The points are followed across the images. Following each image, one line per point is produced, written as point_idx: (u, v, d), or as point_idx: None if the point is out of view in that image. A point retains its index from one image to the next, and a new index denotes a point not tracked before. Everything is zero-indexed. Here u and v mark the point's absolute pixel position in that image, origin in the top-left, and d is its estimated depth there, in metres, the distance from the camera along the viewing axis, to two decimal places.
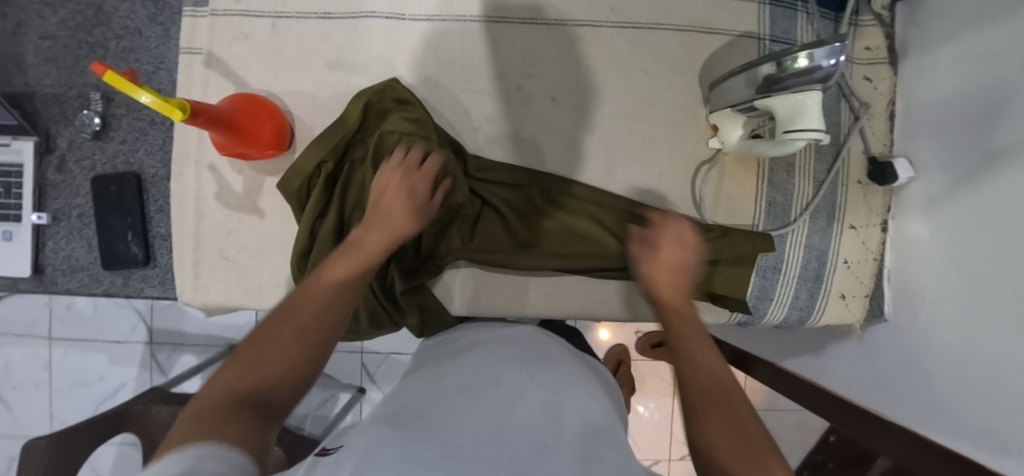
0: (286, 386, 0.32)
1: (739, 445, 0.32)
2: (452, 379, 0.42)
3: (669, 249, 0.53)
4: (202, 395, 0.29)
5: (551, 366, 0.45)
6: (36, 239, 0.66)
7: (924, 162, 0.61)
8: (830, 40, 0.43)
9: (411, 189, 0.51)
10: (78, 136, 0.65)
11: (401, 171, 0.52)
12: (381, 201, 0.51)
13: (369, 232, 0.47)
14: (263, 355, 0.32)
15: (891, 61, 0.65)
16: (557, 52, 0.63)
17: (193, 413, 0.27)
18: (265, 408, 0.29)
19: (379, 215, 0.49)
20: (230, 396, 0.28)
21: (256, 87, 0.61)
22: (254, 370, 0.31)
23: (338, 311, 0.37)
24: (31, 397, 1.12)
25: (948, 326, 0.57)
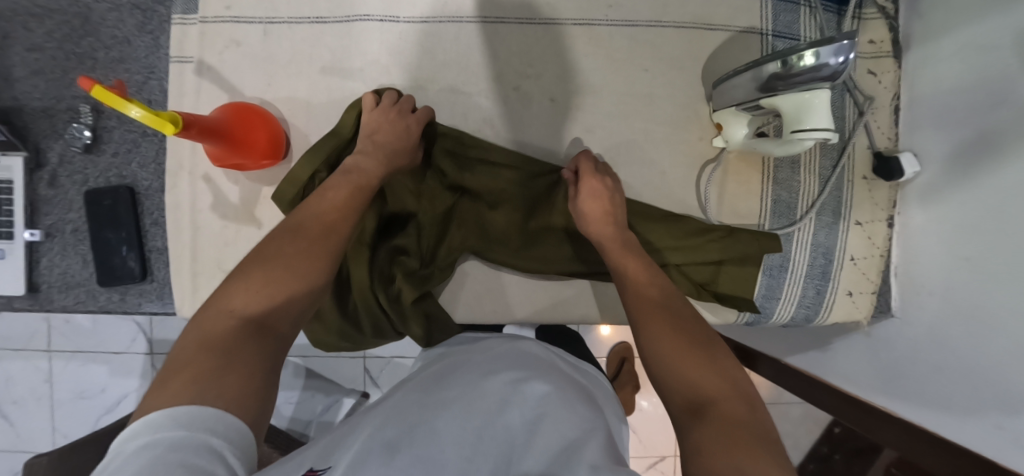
0: (280, 314, 0.39)
1: (683, 345, 0.39)
2: (448, 386, 0.40)
3: (587, 190, 0.54)
4: (206, 322, 0.36)
5: (531, 352, 0.48)
6: (29, 257, 0.60)
7: (930, 156, 0.60)
8: (837, 38, 0.42)
9: (405, 131, 0.55)
10: (70, 149, 0.60)
11: (393, 110, 0.56)
12: (373, 134, 0.54)
13: (363, 159, 0.52)
14: (256, 289, 0.39)
15: (894, 53, 0.64)
16: (555, 52, 0.61)
17: (199, 342, 0.34)
18: (259, 338, 0.36)
19: (376, 149, 0.53)
20: (230, 329, 0.35)
21: (249, 95, 0.60)
22: (252, 301, 0.38)
23: (322, 252, 0.44)
24: (33, 410, 1.11)
25: (956, 320, 0.56)
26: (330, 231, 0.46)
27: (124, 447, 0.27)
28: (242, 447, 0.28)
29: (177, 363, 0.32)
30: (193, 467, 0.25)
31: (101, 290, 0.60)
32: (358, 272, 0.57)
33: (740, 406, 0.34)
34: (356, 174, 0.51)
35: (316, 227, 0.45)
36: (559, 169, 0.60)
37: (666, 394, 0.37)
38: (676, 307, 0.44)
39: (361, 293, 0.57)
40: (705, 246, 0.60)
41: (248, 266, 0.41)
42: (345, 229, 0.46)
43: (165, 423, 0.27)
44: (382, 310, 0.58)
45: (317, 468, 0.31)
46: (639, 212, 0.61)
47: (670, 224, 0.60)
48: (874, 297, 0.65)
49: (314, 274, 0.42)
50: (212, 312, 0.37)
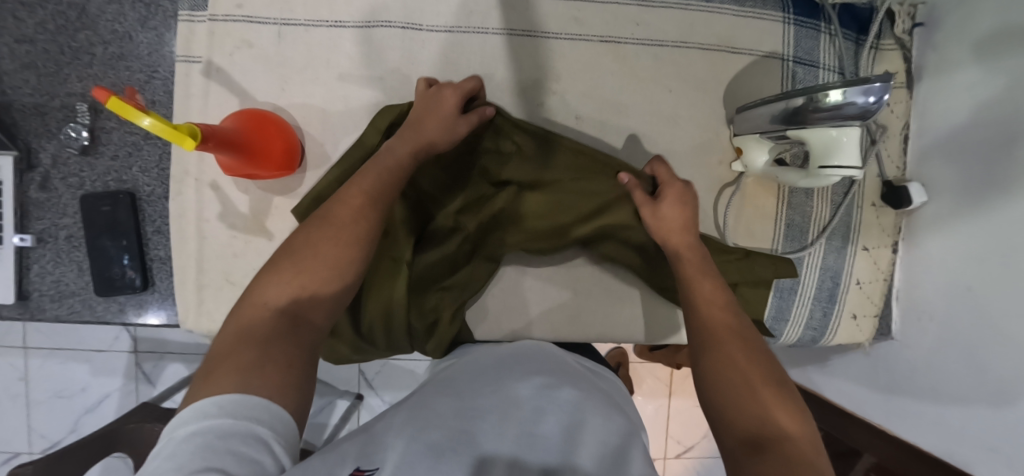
0: (313, 303, 0.39)
1: (751, 377, 0.40)
2: (478, 393, 0.38)
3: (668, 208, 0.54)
4: (242, 315, 0.38)
5: (555, 352, 0.48)
6: (19, 264, 0.56)
7: (937, 186, 0.62)
8: (867, 79, 0.42)
9: (441, 110, 0.51)
10: (65, 150, 0.56)
11: (431, 92, 0.53)
12: (410, 117, 0.51)
13: (398, 138, 0.50)
14: (288, 282, 0.39)
15: (907, 84, 0.66)
16: (581, 67, 0.61)
17: (239, 332, 0.36)
18: (293, 334, 0.37)
19: (413, 131, 0.49)
20: (264, 323, 0.37)
21: (262, 100, 0.57)
22: (285, 292, 0.39)
23: (349, 241, 0.42)
24: (7, 410, 1.06)
25: (954, 344, 0.59)
26: (359, 219, 0.43)
27: (174, 433, 0.29)
28: (284, 434, 0.31)
29: (219, 354, 0.35)
30: (241, 455, 0.27)
31: (98, 300, 0.57)
32: (389, 286, 0.54)
33: (799, 447, 0.34)
34: (386, 156, 0.48)
35: (347, 209, 0.44)
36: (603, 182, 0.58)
37: (719, 427, 0.38)
38: (740, 333, 0.44)
39: (390, 306, 0.55)
40: (724, 267, 0.61)
41: (281, 256, 0.41)
42: (373, 218, 0.44)
43: (214, 411, 0.29)
44: (407, 326, 0.56)
45: (363, 468, 0.29)
46: None
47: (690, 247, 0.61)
48: (877, 320, 0.67)
49: (343, 265, 0.41)
50: (250, 304, 0.38)
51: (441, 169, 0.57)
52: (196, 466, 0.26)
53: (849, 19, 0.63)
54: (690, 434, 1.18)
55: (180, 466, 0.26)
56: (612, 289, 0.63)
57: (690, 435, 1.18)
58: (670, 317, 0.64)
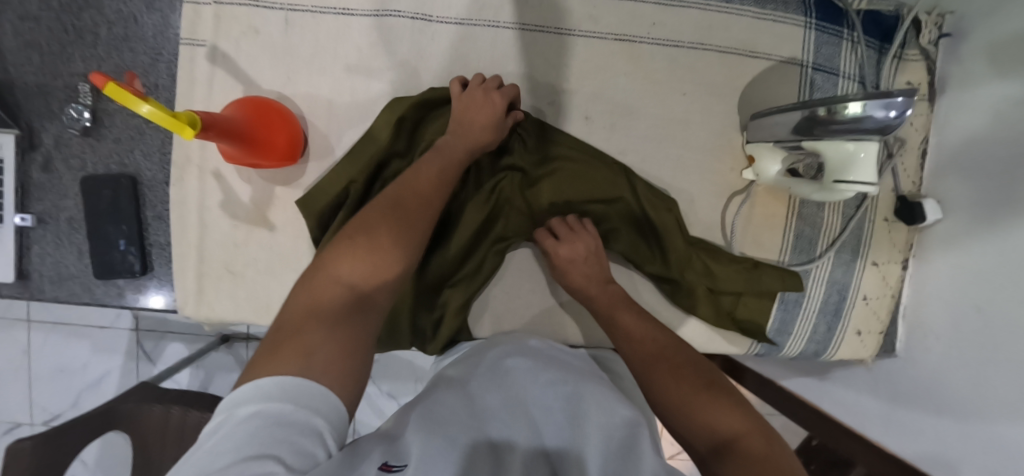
0: (379, 284, 0.40)
1: (698, 383, 0.41)
2: (481, 388, 0.39)
3: (567, 248, 0.54)
4: (314, 287, 0.38)
5: (582, 359, 0.48)
6: (21, 244, 0.56)
7: (953, 204, 0.60)
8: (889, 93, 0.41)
9: (492, 116, 0.51)
10: (67, 131, 0.55)
11: (480, 90, 0.52)
12: (462, 114, 0.51)
13: (455, 137, 0.50)
14: (361, 258, 0.40)
15: (929, 96, 0.64)
16: (593, 66, 0.59)
17: (310, 307, 0.36)
18: (363, 313, 0.37)
19: (463, 132, 0.50)
20: (333, 300, 0.37)
21: (266, 88, 0.56)
22: (359, 271, 0.39)
23: (413, 230, 0.43)
24: (9, 381, 1.07)
25: (959, 366, 0.58)
26: (423, 208, 0.45)
27: (235, 410, 0.29)
28: (338, 426, 0.30)
29: (289, 326, 0.35)
30: (298, 447, 0.27)
31: (98, 283, 0.57)
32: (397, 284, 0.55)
33: (762, 444, 0.35)
34: (445, 150, 0.49)
35: (413, 200, 0.45)
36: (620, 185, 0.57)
37: (685, 435, 0.39)
38: (676, 352, 0.45)
39: (398, 304, 0.55)
40: (731, 276, 0.60)
41: (352, 233, 0.42)
42: (434, 212, 0.46)
43: (276, 396, 0.29)
44: (412, 322, 0.57)
45: (391, 462, 0.30)
46: (673, 229, 0.58)
47: (697, 256, 0.59)
48: (881, 337, 0.66)
49: (407, 253, 0.42)
50: (321, 277, 0.39)
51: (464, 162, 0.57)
52: (255, 452, 0.25)
53: (873, 26, 0.61)
54: None
55: (239, 448, 0.26)
56: None
57: None
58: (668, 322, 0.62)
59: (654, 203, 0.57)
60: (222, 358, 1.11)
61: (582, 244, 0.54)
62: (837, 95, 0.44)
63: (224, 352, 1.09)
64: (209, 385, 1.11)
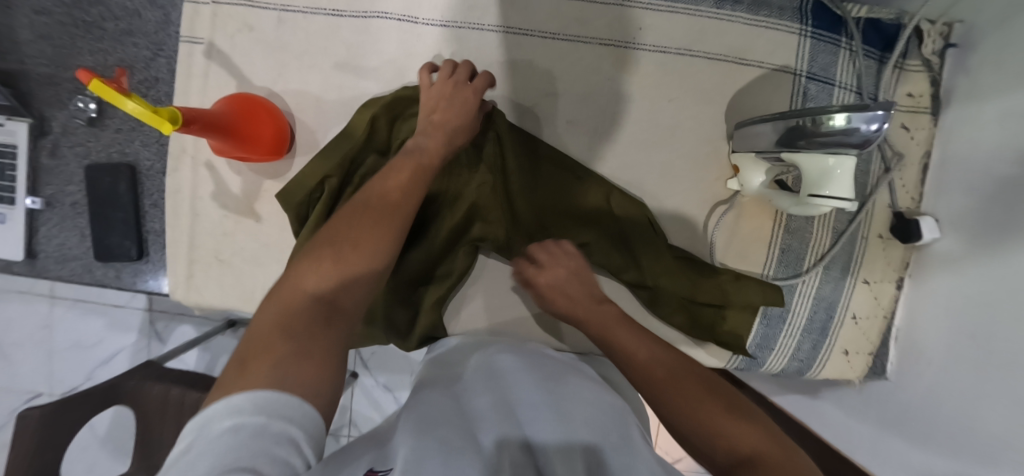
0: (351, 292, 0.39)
1: (709, 399, 0.37)
2: (472, 392, 0.39)
3: (546, 275, 0.52)
4: (282, 298, 0.37)
5: (558, 363, 0.47)
6: (30, 224, 0.60)
7: (952, 223, 0.57)
8: (872, 106, 0.39)
9: (464, 104, 0.52)
10: (74, 121, 0.59)
11: (449, 84, 0.53)
12: (433, 106, 0.52)
13: (426, 138, 0.50)
14: (331, 266, 0.39)
15: (933, 109, 0.61)
16: (577, 69, 0.59)
17: (278, 321, 0.35)
18: (333, 320, 0.37)
19: (437, 129, 0.51)
20: (303, 311, 0.36)
21: (258, 85, 0.58)
22: (327, 281, 0.38)
23: (383, 227, 0.43)
24: (32, 353, 1.14)
25: (952, 394, 0.55)
26: (393, 213, 0.44)
27: (209, 426, 0.27)
28: (315, 435, 0.29)
29: (258, 340, 0.34)
30: (275, 457, 0.25)
31: (97, 264, 0.60)
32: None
33: (789, 459, 0.31)
34: (419, 152, 0.49)
35: (381, 204, 0.44)
36: (592, 182, 0.58)
37: (704, 452, 0.35)
38: (680, 364, 0.41)
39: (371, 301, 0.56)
40: (711, 286, 0.58)
41: (320, 244, 0.41)
42: (409, 208, 0.45)
43: (249, 411, 0.28)
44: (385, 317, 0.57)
45: (376, 468, 0.27)
46: (649, 235, 0.57)
47: (677, 264, 0.58)
48: (870, 359, 0.64)
49: (378, 252, 0.41)
50: (288, 290, 0.38)
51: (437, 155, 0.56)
52: (230, 465, 0.24)
53: (871, 35, 0.59)
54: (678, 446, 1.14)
55: (216, 462, 0.24)
56: None
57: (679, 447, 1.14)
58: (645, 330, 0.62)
59: (628, 206, 0.57)
60: (228, 341, 1.15)
61: (560, 267, 0.52)
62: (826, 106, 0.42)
63: (230, 335, 1.14)
64: (213, 366, 1.16)
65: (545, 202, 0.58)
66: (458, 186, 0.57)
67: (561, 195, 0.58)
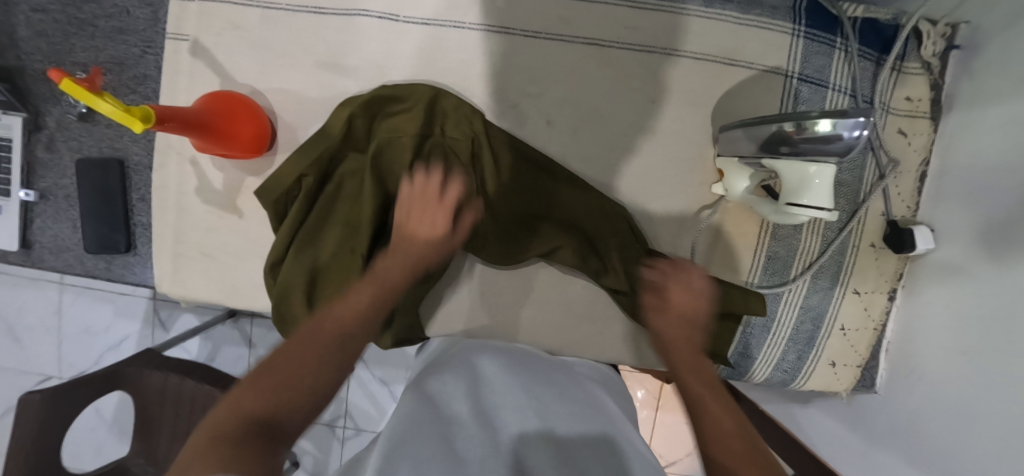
0: (292, 413, 0.33)
1: None
2: (447, 397, 0.43)
3: (683, 293, 0.52)
4: (210, 423, 0.30)
5: (555, 417, 0.41)
6: (25, 216, 0.62)
7: (948, 234, 0.55)
8: (855, 112, 0.37)
9: (435, 222, 0.52)
10: (67, 116, 0.60)
11: (424, 196, 0.53)
12: (405, 223, 0.52)
13: (392, 261, 0.50)
14: (269, 389, 0.34)
15: (933, 114, 0.58)
16: (560, 69, 0.58)
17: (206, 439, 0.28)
18: (272, 438, 0.30)
19: (407, 245, 0.51)
20: (238, 427, 0.29)
21: (241, 82, 0.58)
22: (266, 400, 0.33)
23: (329, 357, 0.39)
24: (43, 337, 1.18)
25: (941, 412, 0.53)
26: (347, 334, 0.42)
27: None
28: None
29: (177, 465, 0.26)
30: None
31: (88, 256, 0.62)
32: (346, 278, 0.56)
33: None
34: (382, 277, 0.48)
35: (335, 332, 0.41)
36: (570, 185, 0.57)
37: None
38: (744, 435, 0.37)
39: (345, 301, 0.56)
40: None
41: (264, 367, 0.36)
42: (361, 338, 0.42)
43: None
44: None
45: None
46: (622, 241, 0.56)
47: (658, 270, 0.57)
48: (859, 372, 0.62)
49: (321, 378, 0.37)
50: (220, 413, 0.31)
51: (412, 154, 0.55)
52: None
53: (869, 36, 0.56)
54: (672, 449, 1.12)
55: None
56: (573, 302, 0.61)
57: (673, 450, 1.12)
58: (623, 336, 0.61)
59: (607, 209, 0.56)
60: (228, 331, 1.18)
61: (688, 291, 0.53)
62: (810, 112, 0.40)
63: (231, 325, 1.17)
64: (215, 356, 1.18)
65: (525, 204, 0.57)
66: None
67: (541, 201, 0.57)
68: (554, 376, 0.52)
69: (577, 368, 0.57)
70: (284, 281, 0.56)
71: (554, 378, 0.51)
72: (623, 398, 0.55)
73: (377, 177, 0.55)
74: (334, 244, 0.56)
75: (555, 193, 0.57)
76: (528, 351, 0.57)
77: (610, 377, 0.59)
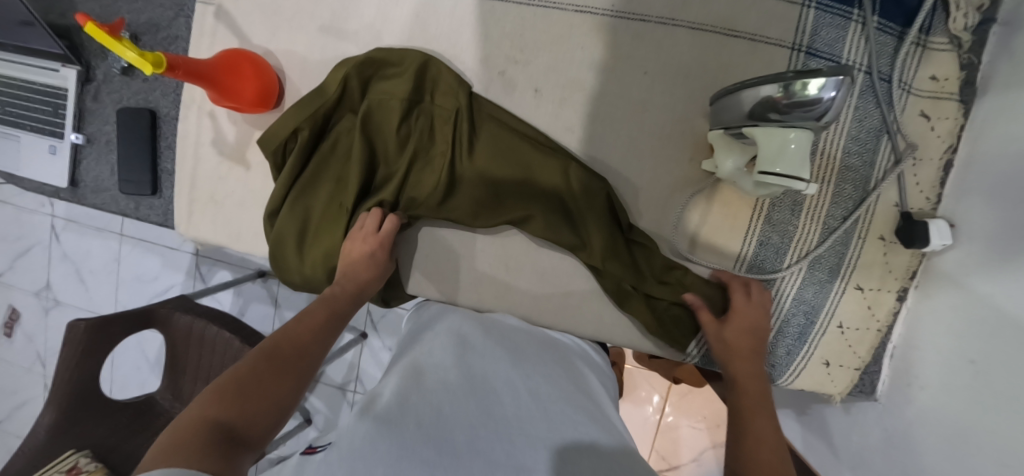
0: (256, 423, 0.35)
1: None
2: (434, 365, 0.42)
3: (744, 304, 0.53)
4: (174, 428, 0.32)
5: (549, 402, 0.41)
6: (75, 157, 0.71)
7: (969, 231, 0.49)
8: (839, 71, 0.36)
9: (370, 257, 0.54)
10: (111, 70, 0.68)
11: (360, 235, 0.55)
12: (345, 266, 0.54)
13: (344, 285, 0.52)
14: (230, 400, 0.35)
15: (963, 96, 0.52)
16: (549, 37, 0.57)
17: (166, 445, 0.30)
18: (236, 442, 0.32)
19: (349, 279, 0.53)
20: (207, 430, 0.32)
21: (255, 43, 0.63)
22: (230, 405, 0.35)
23: (289, 370, 0.40)
24: (103, 281, 1.33)
25: (943, 426, 0.48)
26: (304, 348, 0.43)
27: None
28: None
29: (149, 464, 0.28)
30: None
31: (123, 196, 0.70)
32: (333, 230, 0.59)
33: None
34: (331, 301, 0.50)
35: (290, 348, 0.42)
36: (556, 153, 0.56)
37: None
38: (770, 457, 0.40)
39: (331, 253, 0.58)
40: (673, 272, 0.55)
41: (225, 378, 0.37)
42: (317, 351, 0.44)
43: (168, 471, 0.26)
44: None
45: None
46: (602, 209, 0.56)
47: (626, 246, 0.56)
48: (857, 375, 0.57)
49: (281, 390, 0.39)
50: (182, 421, 0.33)
51: (400, 116, 0.57)
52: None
53: (889, 8, 0.52)
54: (675, 452, 1.03)
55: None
56: (548, 273, 0.60)
57: (675, 453, 1.03)
58: (600, 314, 0.59)
59: (588, 181, 0.55)
60: (257, 290, 1.26)
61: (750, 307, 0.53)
62: (791, 73, 0.38)
63: (259, 284, 1.25)
64: (244, 312, 1.27)
65: (508, 170, 0.56)
66: (419, 142, 0.57)
67: (526, 170, 0.56)
68: (535, 353, 0.50)
69: (559, 342, 0.56)
70: (279, 230, 0.60)
71: (528, 347, 0.51)
72: (597, 378, 0.53)
73: (367, 137, 0.58)
74: (325, 198, 0.59)
75: (540, 160, 0.56)
76: (512, 320, 0.58)
77: (584, 352, 0.58)
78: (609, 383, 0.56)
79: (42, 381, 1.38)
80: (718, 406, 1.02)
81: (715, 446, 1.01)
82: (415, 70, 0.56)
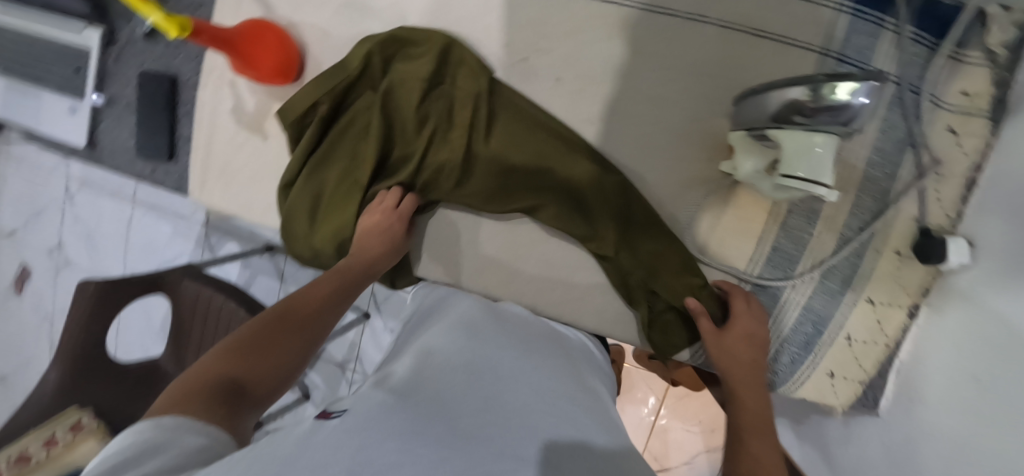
0: (263, 379, 0.35)
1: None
2: (448, 347, 0.42)
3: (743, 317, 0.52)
4: (182, 382, 0.32)
5: (554, 397, 0.40)
6: (95, 117, 0.71)
7: (986, 250, 0.48)
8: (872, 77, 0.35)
9: (387, 230, 0.55)
10: (134, 33, 0.68)
11: (380, 209, 0.56)
12: (361, 238, 0.54)
13: (358, 257, 0.52)
14: (237, 355, 0.35)
15: (993, 114, 0.50)
16: (573, 26, 0.57)
17: (172, 399, 0.30)
18: (240, 400, 0.32)
19: (360, 249, 0.53)
20: (211, 387, 0.32)
21: (279, 14, 0.63)
22: (237, 364, 0.35)
23: (299, 334, 0.40)
24: (114, 244, 1.35)
25: (942, 445, 0.47)
26: (315, 313, 0.43)
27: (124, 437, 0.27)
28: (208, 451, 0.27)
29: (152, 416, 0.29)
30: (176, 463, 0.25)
31: (139, 160, 0.71)
32: (345, 205, 0.59)
33: None
34: (343, 271, 0.50)
35: (302, 311, 0.42)
36: (573, 145, 0.56)
37: None
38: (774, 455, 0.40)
39: (342, 227, 0.58)
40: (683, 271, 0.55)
41: (234, 337, 0.37)
42: (328, 317, 0.44)
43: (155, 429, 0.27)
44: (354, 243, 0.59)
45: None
46: (615, 203, 0.55)
47: (637, 242, 0.56)
48: (860, 389, 0.57)
49: (290, 352, 0.38)
50: (190, 375, 0.33)
51: (421, 97, 0.57)
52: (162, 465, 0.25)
53: (924, 17, 0.50)
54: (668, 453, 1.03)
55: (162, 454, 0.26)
56: (556, 264, 0.60)
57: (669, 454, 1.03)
58: (605, 309, 0.59)
59: (603, 174, 0.55)
60: (263, 264, 1.27)
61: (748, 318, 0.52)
62: (822, 76, 0.37)
63: (266, 258, 1.26)
64: (250, 284, 1.28)
65: (524, 157, 0.56)
66: (437, 124, 0.57)
67: (542, 157, 0.56)
68: (543, 347, 0.50)
69: (563, 335, 0.55)
70: (293, 201, 0.60)
71: (534, 340, 0.51)
72: (599, 378, 0.52)
73: (387, 115, 0.58)
74: (339, 173, 0.59)
75: (556, 150, 0.56)
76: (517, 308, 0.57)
77: (585, 345, 0.56)
78: (608, 379, 0.56)
79: (50, 338, 1.41)
80: (715, 411, 1.01)
81: (710, 450, 1.01)
82: (438, 52, 0.56)
